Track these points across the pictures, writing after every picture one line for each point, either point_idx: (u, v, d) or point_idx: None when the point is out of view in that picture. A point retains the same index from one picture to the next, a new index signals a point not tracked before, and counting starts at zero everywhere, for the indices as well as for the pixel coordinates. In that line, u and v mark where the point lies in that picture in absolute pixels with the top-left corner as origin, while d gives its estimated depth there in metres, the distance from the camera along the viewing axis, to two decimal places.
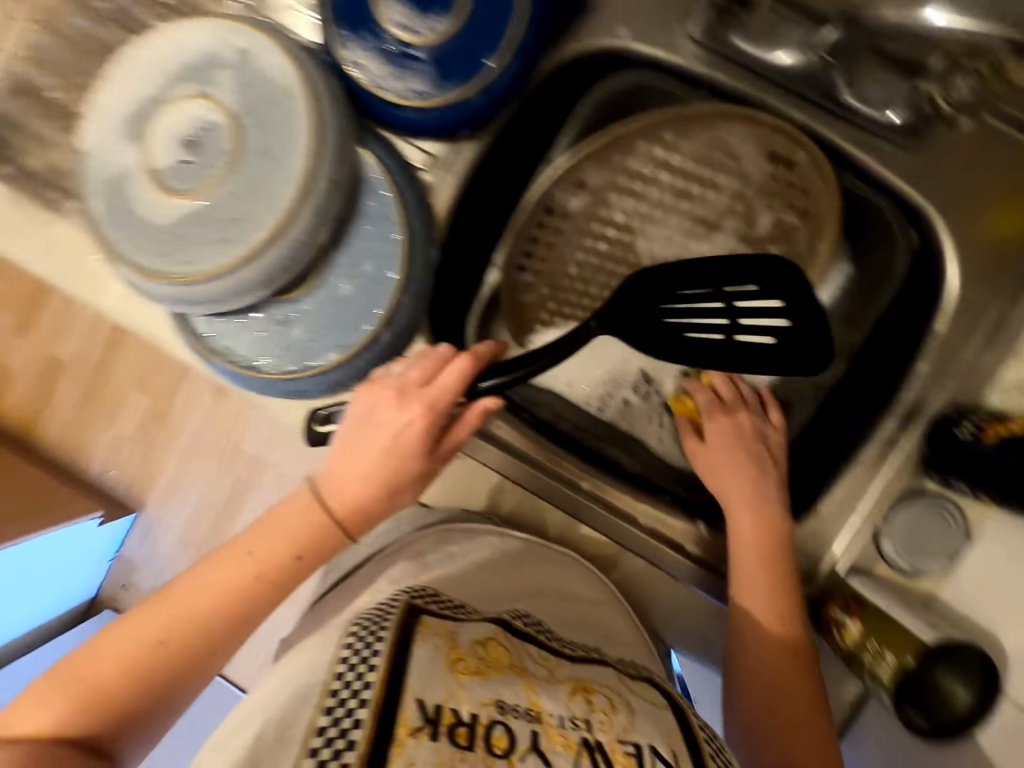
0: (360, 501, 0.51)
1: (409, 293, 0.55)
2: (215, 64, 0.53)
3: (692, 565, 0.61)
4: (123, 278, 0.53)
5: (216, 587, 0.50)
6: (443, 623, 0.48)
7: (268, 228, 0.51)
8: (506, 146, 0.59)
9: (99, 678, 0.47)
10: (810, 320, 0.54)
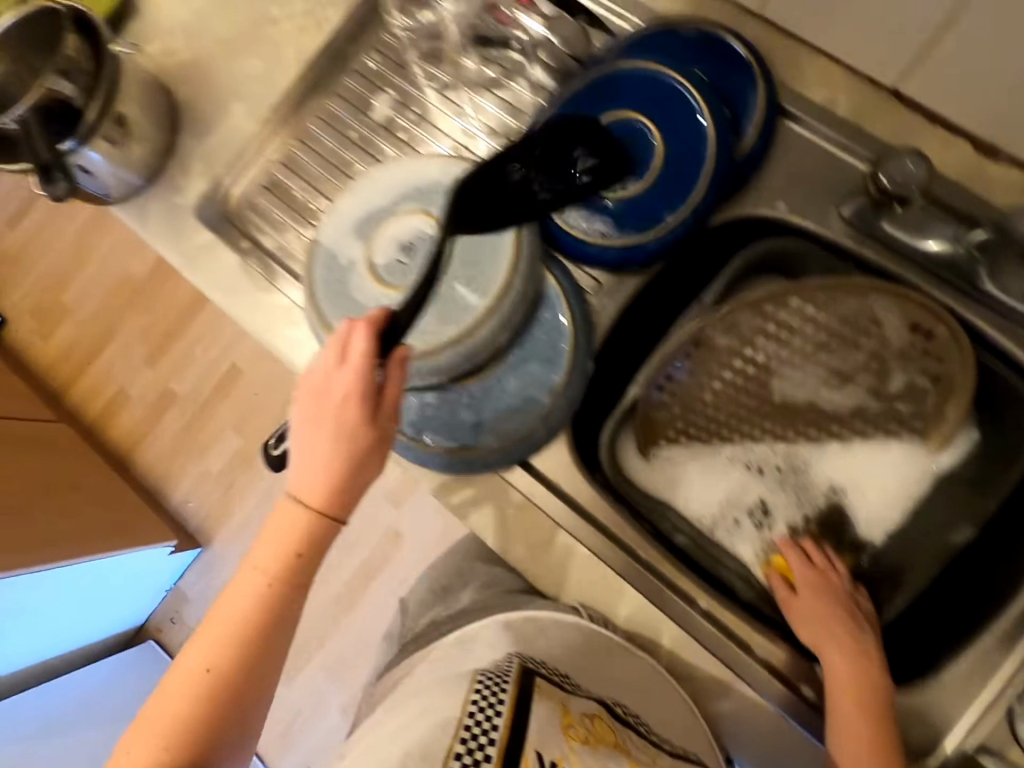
0: (342, 477, 0.54)
1: (566, 396, 0.62)
2: (439, 190, 0.65)
3: (783, 688, 0.61)
4: (331, 347, 0.64)
5: (235, 608, 0.53)
6: (558, 693, 0.60)
7: (462, 325, 0.59)
8: (665, 283, 0.67)
9: (159, 725, 0.51)
10: (610, 155, 0.61)
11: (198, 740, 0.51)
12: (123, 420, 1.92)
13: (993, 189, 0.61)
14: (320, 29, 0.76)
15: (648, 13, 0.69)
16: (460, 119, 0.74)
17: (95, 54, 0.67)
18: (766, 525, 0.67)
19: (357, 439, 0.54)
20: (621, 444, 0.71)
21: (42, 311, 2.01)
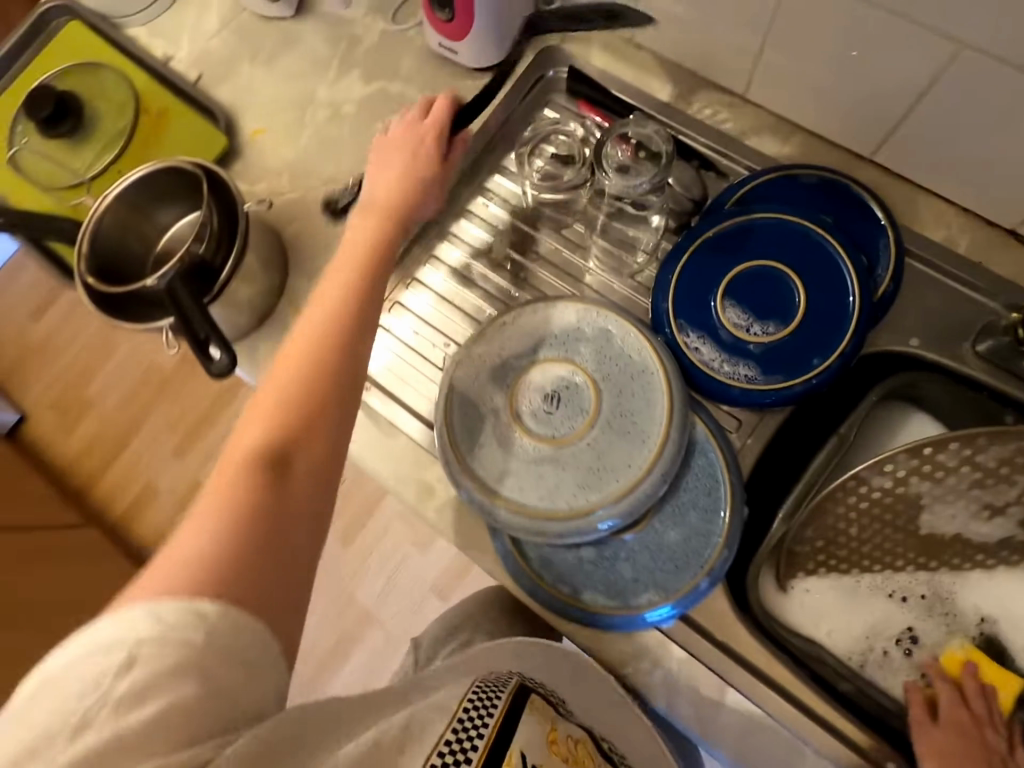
0: (364, 268, 0.61)
1: (731, 549, 0.59)
2: (579, 336, 0.65)
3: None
4: (480, 503, 0.62)
5: (258, 431, 0.51)
6: (547, 712, 0.61)
7: (624, 482, 0.59)
8: (802, 418, 0.67)
9: (196, 538, 0.46)
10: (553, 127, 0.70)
11: (262, 530, 0.47)
12: (149, 516, 1.84)
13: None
14: None
15: (761, 157, 0.72)
16: (575, 254, 0.75)
17: (228, 216, 0.68)
18: (916, 654, 0.66)
19: (384, 242, 0.64)
20: (766, 580, 0.68)
21: (64, 404, 1.95)
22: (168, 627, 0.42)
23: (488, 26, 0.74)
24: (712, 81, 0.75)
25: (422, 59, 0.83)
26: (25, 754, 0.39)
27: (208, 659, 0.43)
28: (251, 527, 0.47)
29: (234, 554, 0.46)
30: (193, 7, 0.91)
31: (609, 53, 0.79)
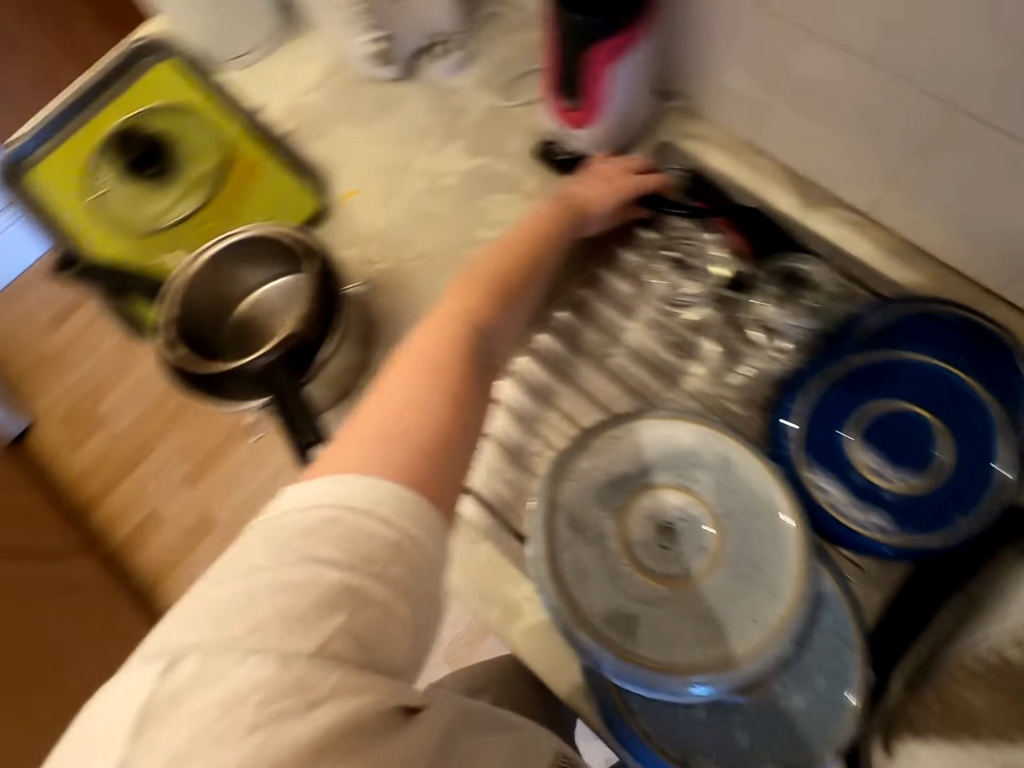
0: (520, 252, 0.64)
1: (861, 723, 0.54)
2: (696, 461, 0.60)
3: None
4: (583, 644, 0.55)
5: (418, 373, 0.50)
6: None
7: (750, 639, 0.53)
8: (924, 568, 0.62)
9: (398, 411, 0.47)
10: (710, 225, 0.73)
11: (444, 412, 0.48)
12: (151, 546, 1.74)
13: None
14: None
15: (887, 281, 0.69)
16: (681, 360, 0.71)
17: (327, 305, 0.64)
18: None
19: (554, 231, 0.66)
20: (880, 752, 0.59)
21: (73, 418, 1.85)
22: (402, 517, 0.41)
23: (615, 113, 0.72)
24: (836, 196, 0.73)
25: (529, 139, 0.80)
26: (318, 653, 0.36)
27: (415, 585, 0.40)
28: (439, 420, 0.48)
29: (425, 435, 0.46)
30: (291, 58, 0.88)
31: (727, 155, 0.77)
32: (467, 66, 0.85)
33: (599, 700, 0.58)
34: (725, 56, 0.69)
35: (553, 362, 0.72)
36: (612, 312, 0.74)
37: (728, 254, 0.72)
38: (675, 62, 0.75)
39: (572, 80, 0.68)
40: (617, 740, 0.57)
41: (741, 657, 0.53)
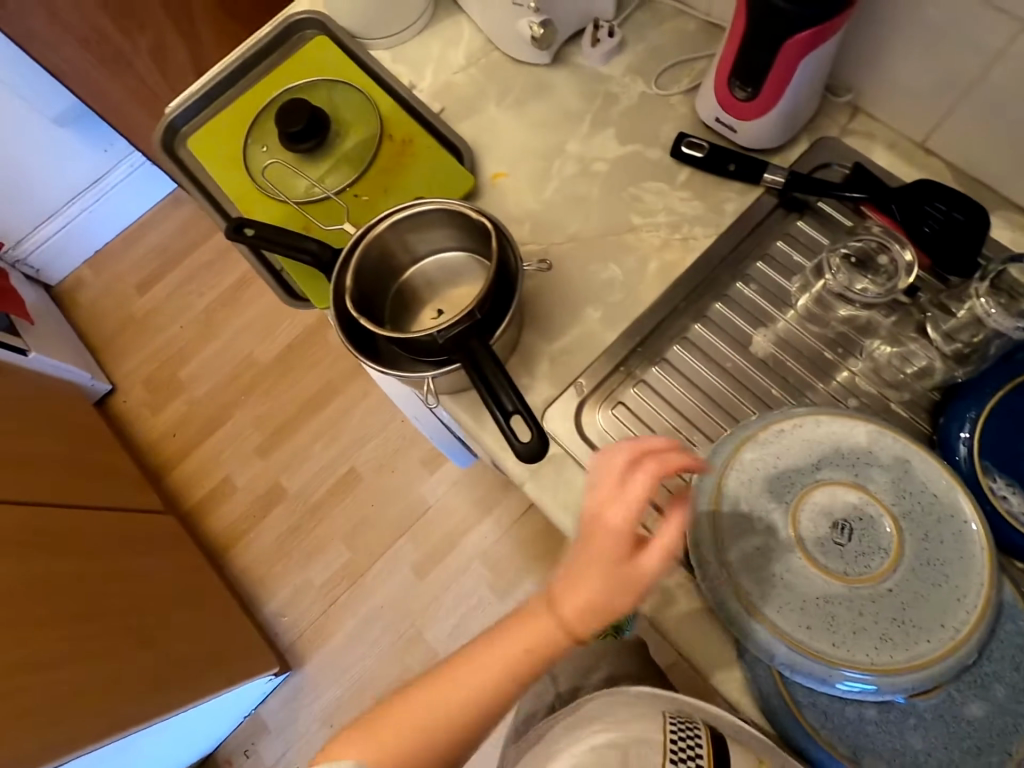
0: (604, 592, 0.57)
1: None
2: (870, 459, 0.60)
3: None
4: (756, 634, 0.55)
5: (501, 657, 0.60)
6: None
7: (936, 641, 0.53)
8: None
9: (412, 718, 0.62)
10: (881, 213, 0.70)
11: (491, 708, 0.61)
12: (223, 512, 1.79)
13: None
14: (687, 248, 0.75)
15: None
16: (840, 357, 0.70)
17: (507, 281, 0.62)
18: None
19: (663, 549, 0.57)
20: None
21: (155, 382, 1.91)
22: None
23: (788, 106, 0.71)
24: (1010, 201, 0.72)
25: (685, 127, 0.80)
26: None
27: None
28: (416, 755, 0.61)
29: (485, 713, 0.61)
30: (441, 37, 0.89)
31: (894, 154, 0.75)
32: (620, 53, 0.85)
33: (761, 690, 0.58)
34: (914, 50, 0.68)
35: (707, 352, 0.71)
36: (769, 305, 0.72)
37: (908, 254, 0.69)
38: (849, 56, 0.74)
39: (755, 65, 0.67)
40: (781, 732, 0.57)
41: (927, 660, 0.52)
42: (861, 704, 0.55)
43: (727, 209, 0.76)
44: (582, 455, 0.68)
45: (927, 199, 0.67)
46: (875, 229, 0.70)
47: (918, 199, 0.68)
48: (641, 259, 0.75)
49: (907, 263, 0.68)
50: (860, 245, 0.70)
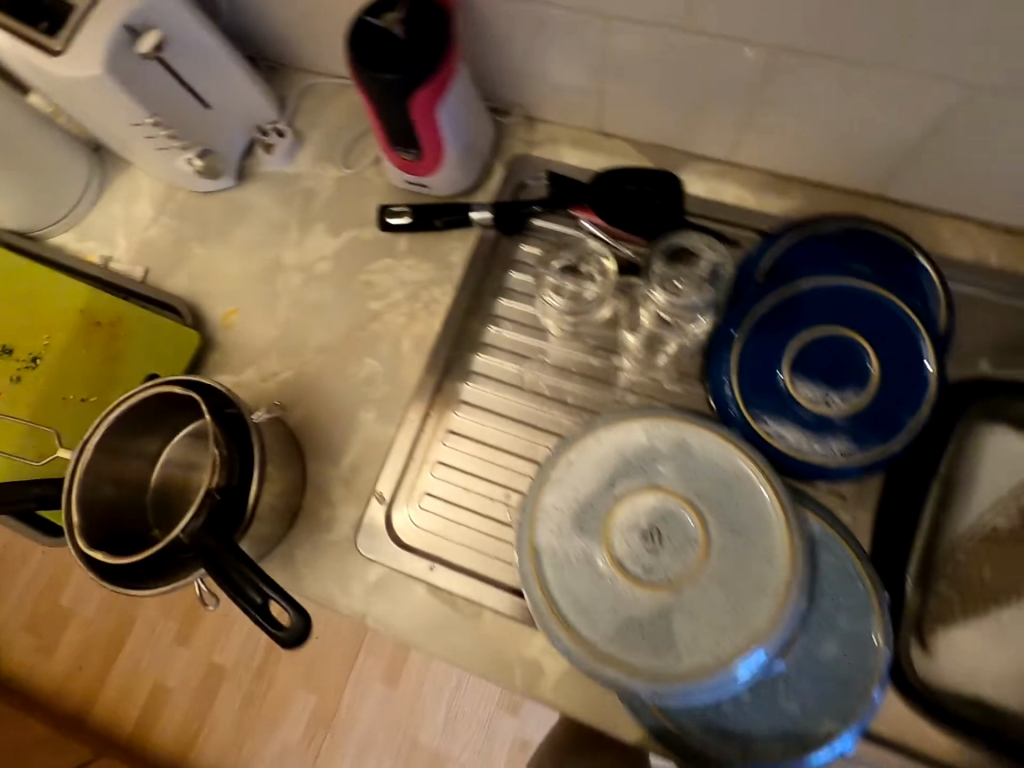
0: None
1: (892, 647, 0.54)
2: (655, 456, 0.60)
3: None
4: (610, 679, 0.54)
5: None
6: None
7: (766, 611, 0.53)
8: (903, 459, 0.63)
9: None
10: (570, 202, 0.71)
11: None
12: (168, 720, 1.65)
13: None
14: (433, 313, 0.74)
15: (768, 217, 0.71)
16: (606, 360, 0.70)
17: (241, 444, 0.60)
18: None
19: None
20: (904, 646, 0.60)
21: (40, 622, 1.72)
22: None
23: (457, 151, 0.70)
24: (694, 153, 0.74)
25: (386, 196, 0.78)
26: None
27: None
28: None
29: None
30: (121, 198, 0.84)
31: (581, 149, 0.77)
32: (301, 147, 0.82)
33: (644, 721, 0.56)
34: (541, 56, 0.68)
35: (485, 405, 0.70)
36: (526, 336, 0.71)
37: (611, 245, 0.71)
38: (497, 78, 0.74)
39: (402, 133, 0.66)
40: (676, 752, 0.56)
41: (762, 635, 0.52)
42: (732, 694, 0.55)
43: (455, 260, 0.75)
44: (409, 565, 0.65)
45: (614, 190, 0.70)
46: (586, 234, 0.72)
47: (612, 186, 0.70)
48: (394, 342, 0.73)
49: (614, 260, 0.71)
50: (573, 255, 0.72)
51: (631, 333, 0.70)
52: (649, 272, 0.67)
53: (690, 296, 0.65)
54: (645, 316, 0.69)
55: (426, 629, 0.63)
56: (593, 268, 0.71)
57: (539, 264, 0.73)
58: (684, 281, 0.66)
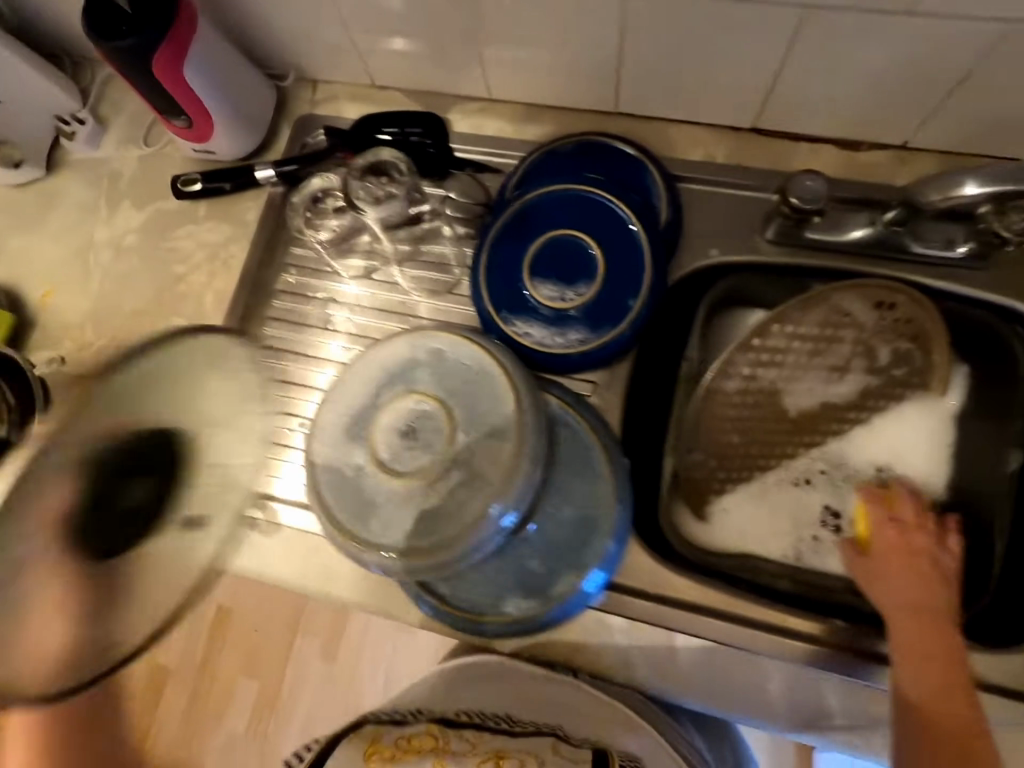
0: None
1: (622, 503, 0.62)
2: (414, 366, 0.66)
3: (810, 645, 0.61)
4: (371, 564, 0.60)
5: None
6: (375, 729, 0.69)
7: (499, 482, 0.59)
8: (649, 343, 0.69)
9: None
10: (333, 151, 0.76)
11: None
12: (117, 724, 1.66)
13: (889, 169, 0.68)
14: (231, 269, 0.78)
15: (525, 142, 0.76)
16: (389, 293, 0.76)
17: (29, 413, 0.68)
18: (845, 531, 0.66)
19: None
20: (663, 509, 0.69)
21: None
22: None
23: (230, 114, 0.75)
24: (458, 93, 0.79)
25: (185, 167, 0.83)
26: None
27: None
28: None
29: None
30: None
31: (359, 103, 0.82)
32: (105, 131, 0.87)
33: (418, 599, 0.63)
34: (291, 16, 0.73)
35: (281, 346, 0.75)
36: (317, 281, 0.77)
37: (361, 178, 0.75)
38: (266, 45, 0.79)
39: (163, 101, 0.71)
40: (446, 623, 0.62)
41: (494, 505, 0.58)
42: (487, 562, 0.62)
43: (248, 218, 0.80)
44: None
45: (369, 139, 0.76)
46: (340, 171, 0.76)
47: (369, 132, 0.76)
48: (197, 299, 0.78)
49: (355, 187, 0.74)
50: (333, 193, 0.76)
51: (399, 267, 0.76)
52: (351, 191, 0.74)
53: (395, 202, 0.73)
54: (382, 240, 0.75)
55: (233, 552, 0.69)
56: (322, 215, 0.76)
57: (307, 205, 0.77)
58: (382, 189, 0.74)
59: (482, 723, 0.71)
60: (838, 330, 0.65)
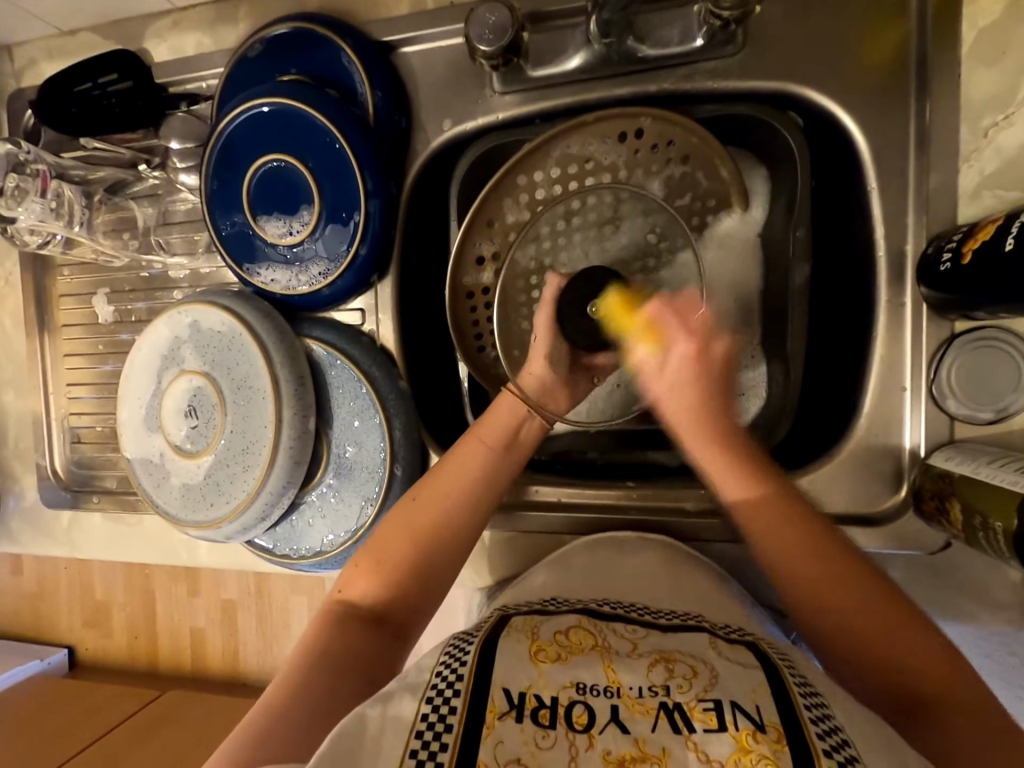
0: None
1: (398, 426, 0.62)
2: (178, 344, 0.64)
3: (631, 519, 0.61)
4: (193, 536, 0.63)
5: None
6: (527, 620, 0.46)
7: (269, 440, 0.59)
8: (411, 251, 0.65)
9: (446, 494, 0.54)
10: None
11: None
12: None
13: None
14: (16, 284, 0.78)
15: (227, 54, 0.66)
16: (153, 265, 0.72)
17: None
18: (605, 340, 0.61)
19: None
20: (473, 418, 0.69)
21: None
22: None
23: None
24: (144, 12, 0.68)
25: None
26: None
27: None
28: (486, 484, 0.55)
29: None
30: None
31: (58, 59, 0.73)
32: None
33: (257, 554, 0.68)
34: None
35: (86, 349, 0.76)
36: (88, 274, 0.75)
37: (10, 189, 0.67)
38: None
39: None
40: (286, 568, 0.67)
41: (268, 461, 0.59)
42: (299, 511, 0.65)
43: None
44: (81, 502, 0.76)
45: (69, 99, 0.66)
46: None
47: (53, 106, 0.67)
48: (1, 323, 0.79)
49: (16, 200, 0.67)
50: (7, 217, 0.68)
51: (158, 250, 0.72)
52: None
53: (33, 200, 0.67)
54: (135, 206, 0.72)
55: (111, 545, 0.76)
56: (31, 230, 0.69)
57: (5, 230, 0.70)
58: (20, 184, 0.67)
59: (625, 612, 0.48)
60: (582, 183, 0.59)
